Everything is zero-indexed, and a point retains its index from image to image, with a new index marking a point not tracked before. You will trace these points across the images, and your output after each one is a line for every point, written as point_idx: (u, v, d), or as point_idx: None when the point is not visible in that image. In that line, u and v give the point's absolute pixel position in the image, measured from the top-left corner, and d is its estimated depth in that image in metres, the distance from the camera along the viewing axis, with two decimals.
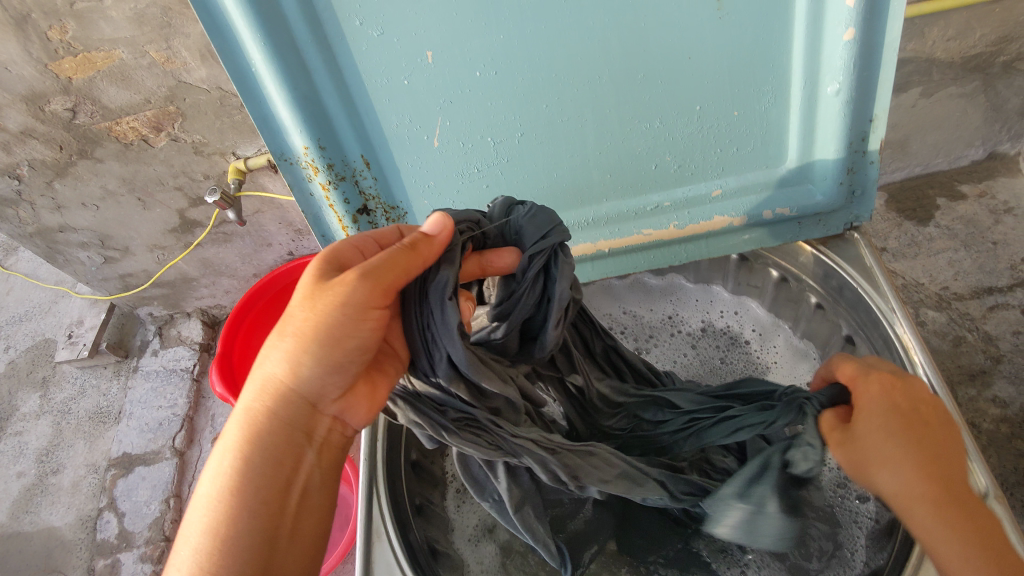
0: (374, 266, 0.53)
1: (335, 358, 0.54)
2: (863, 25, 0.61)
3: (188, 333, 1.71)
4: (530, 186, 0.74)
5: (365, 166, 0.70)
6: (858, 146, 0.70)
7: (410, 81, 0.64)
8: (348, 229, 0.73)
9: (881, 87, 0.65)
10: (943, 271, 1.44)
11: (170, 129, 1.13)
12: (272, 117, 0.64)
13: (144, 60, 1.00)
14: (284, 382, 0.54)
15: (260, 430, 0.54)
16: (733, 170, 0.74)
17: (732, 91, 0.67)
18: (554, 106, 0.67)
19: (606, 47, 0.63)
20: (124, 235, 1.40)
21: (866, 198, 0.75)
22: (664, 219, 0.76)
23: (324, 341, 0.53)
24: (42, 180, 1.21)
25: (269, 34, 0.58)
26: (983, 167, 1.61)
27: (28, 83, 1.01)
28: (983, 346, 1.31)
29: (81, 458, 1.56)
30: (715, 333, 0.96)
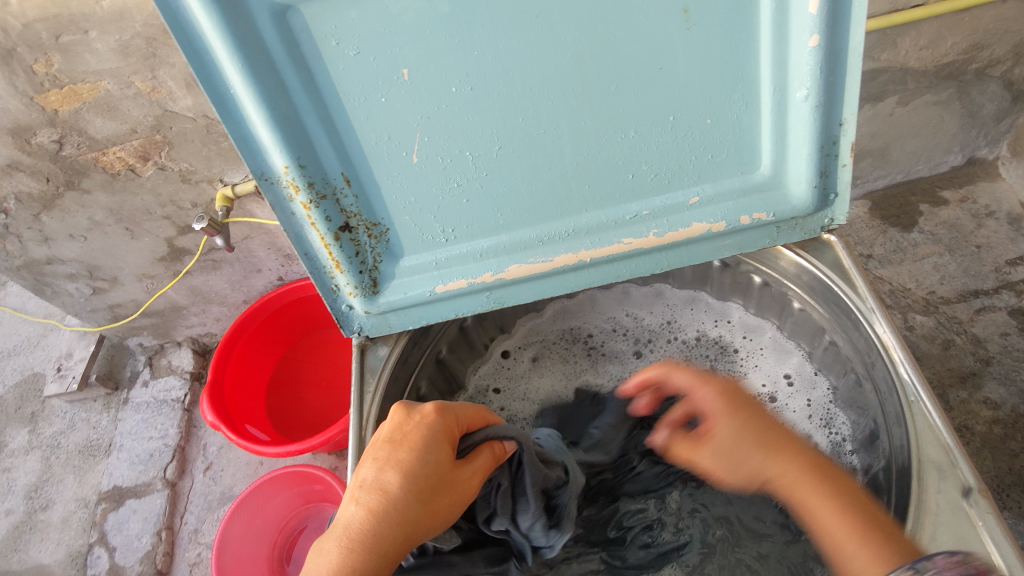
0: (483, 473, 0.70)
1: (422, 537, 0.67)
2: (826, 31, 0.62)
3: (179, 362, 1.70)
4: (510, 199, 0.74)
5: (346, 184, 0.71)
6: (829, 149, 0.72)
7: (387, 97, 0.65)
8: (330, 247, 0.74)
9: (847, 91, 0.67)
10: (928, 276, 1.46)
11: (156, 158, 1.15)
12: (252, 138, 0.65)
13: (130, 90, 1.02)
14: (408, 543, 0.63)
15: (372, 565, 0.61)
16: (708, 177, 0.75)
17: (703, 99, 0.69)
18: (530, 119, 0.68)
19: (578, 60, 0.64)
20: (112, 266, 1.40)
21: (840, 201, 0.76)
22: (643, 228, 0.77)
23: (397, 540, 0.63)
24: (29, 213, 1.21)
25: (245, 55, 0.59)
26: (963, 172, 1.63)
27: (14, 116, 1.02)
28: (972, 349, 1.32)
29: (71, 492, 1.54)
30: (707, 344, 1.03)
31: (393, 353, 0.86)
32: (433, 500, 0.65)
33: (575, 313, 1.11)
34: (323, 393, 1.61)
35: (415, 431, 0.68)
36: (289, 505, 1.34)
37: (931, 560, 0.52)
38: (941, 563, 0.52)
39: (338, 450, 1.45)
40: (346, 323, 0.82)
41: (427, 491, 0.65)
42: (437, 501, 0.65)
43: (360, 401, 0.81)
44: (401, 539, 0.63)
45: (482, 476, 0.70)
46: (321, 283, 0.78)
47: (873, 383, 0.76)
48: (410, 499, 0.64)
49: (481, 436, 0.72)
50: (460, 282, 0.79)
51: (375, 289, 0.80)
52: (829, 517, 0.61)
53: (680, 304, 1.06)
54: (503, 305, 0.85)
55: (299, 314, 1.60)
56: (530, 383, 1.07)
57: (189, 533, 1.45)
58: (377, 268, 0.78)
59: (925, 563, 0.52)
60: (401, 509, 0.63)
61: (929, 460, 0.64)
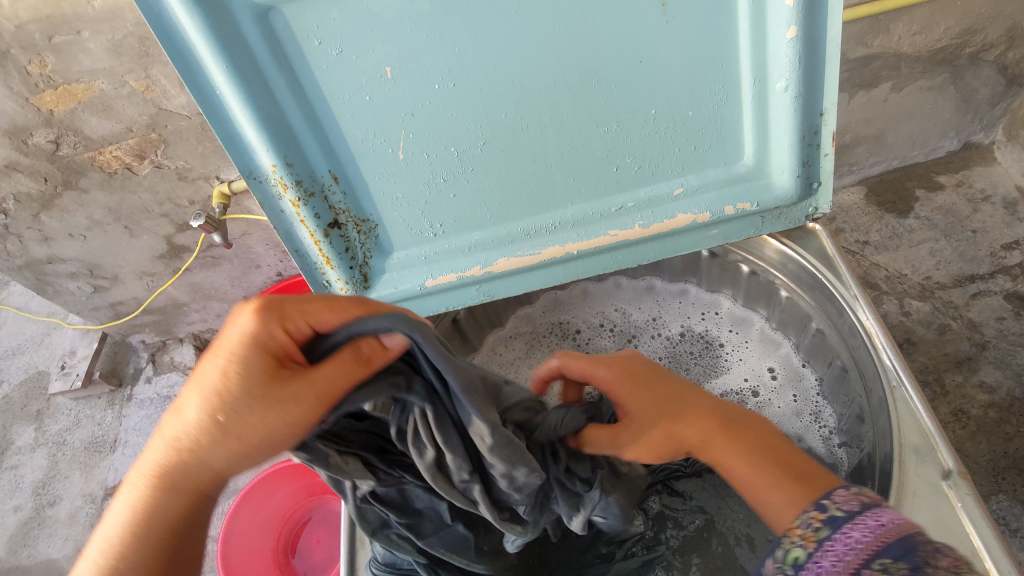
0: (327, 380, 0.49)
1: (268, 460, 0.51)
2: (805, 22, 0.63)
3: (181, 358, 1.72)
4: (496, 194, 0.75)
5: (334, 181, 0.72)
6: (811, 139, 0.72)
7: (371, 95, 0.66)
8: (320, 243, 0.75)
9: (827, 81, 0.68)
10: (924, 261, 1.46)
11: (152, 156, 1.16)
12: (238, 137, 0.66)
13: (124, 89, 1.02)
14: (212, 471, 0.50)
15: (161, 501, 0.50)
16: (692, 168, 0.76)
17: (685, 91, 0.69)
18: (513, 114, 0.69)
19: (559, 55, 0.65)
20: (113, 264, 1.41)
21: (823, 189, 0.77)
22: (629, 220, 0.78)
23: (199, 468, 0.50)
24: (28, 214, 1.23)
25: (228, 56, 0.60)
26: (958, 157, 1.64)
27: (10, 117, 1.03)
28: (968, 333, 1.33)
29: (78, 488, 1.56)
30: (693, 338, 1.03)
31: None
32: (238, 421, 0.48)
33: (564, 307, 1.11)
34: None
35: (225, 335, 0.50)
36: (291, 499, 1.36)
37: (830, 493, 0.47)
38: (839, 499, 0.46)
39: None
40: None
41: (230, 412, 0.48)
42: (243, 422, 0.48)
43: None
44: (199, 468, 0.50)
45: (333, 388, 0.49)
46: (312, 279, 0.79)
47: (857, 369, 0.77)
48: (201, 423, 0.49)
49: (339, 334, 0.51)
50: (450, 276, 0.80)
51: (366, 284, 0.81)
52: (736, 462, 0.60)
53: (671, 296, 1.07)
54: (493, 298, 0.86)
55: None
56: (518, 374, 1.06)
57: None
58: (368, 263, 0.80)
59: (826, 501, 0.47)
60: (190, 434, 0.49)
61: (910, 443, 0.65)
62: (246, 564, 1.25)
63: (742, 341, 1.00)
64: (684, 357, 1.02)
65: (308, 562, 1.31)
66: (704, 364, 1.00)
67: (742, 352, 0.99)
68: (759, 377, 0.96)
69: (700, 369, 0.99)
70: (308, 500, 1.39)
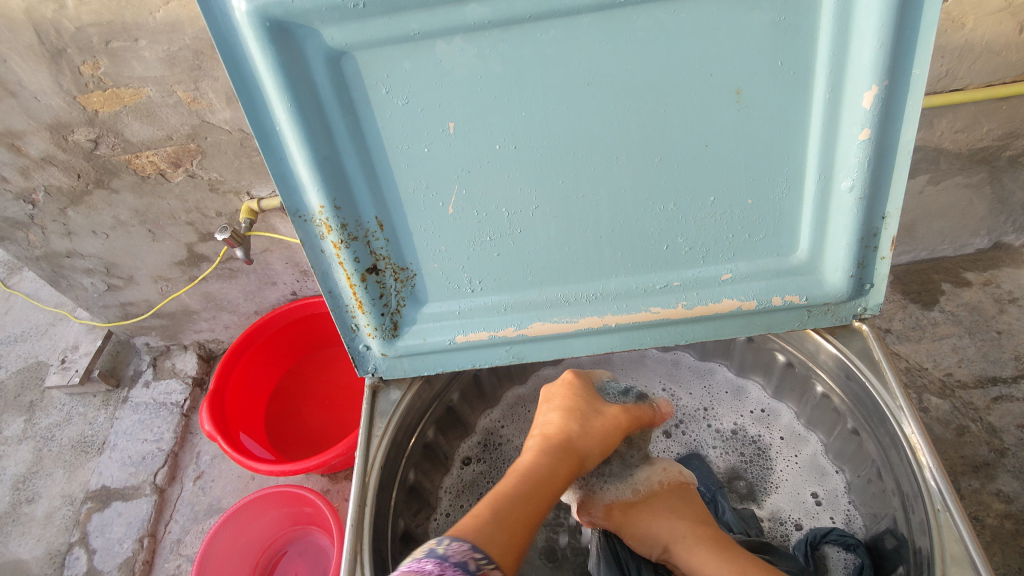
0: None
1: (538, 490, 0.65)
2: (878, 126, 0.62)
3: (183, 366, 1.69)
4: (541, 258, 0.73)
5: (378, 228, 0.70)
6: (869, 241, 0.70)
7: (430, 148, 0.65)
8: (355, 287, 0.73)
9: (892, 185, 0.66)
10: (946, 356, 1.37)
11: (188, 165, 1.16)
12: (291, 175, 0.65)
13: (171, 99, 1.04)
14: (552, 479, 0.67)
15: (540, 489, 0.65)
16: (743, 255, 0.74)
17: (745, 179, 0.68)
18: (571, 182, 0.68)
19: (626, 130, 0.64)
20: (130, 265, 1.41)
21: (875, 291, 0.75)
22: (673, 298, 0.76)
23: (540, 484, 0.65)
24: (55, 207, 1.23)
25: (294, 95, 0.60)
26: (987, 256, 1.55)
27: (55, 112, 1.05)
28: (987, 438, 1.22)
29: (59, 488, 1.52)
30: (742, 441, 1.00)
31: (405, 398, 0.84)
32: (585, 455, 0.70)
33: (609, 368, 1.12)
34: (324, 412, 1.59)
35: None
36: (274, 525, 1.36)
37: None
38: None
39: (333, 474, 1.46)
40: (361, 363, 0.81)
41: None
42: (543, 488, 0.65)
43: (367, 443, 0.79)
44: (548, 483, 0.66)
45: None
46: (341, 320, 0.77)
47: (894, 481, 0.74)
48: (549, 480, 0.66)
49: None
50: (481, 334, 0.78)
51: (394, 332, 0.78)
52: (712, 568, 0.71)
53: (724, 389, 1.04)
54: (522, 361, 0.83)
55: (307, 331, 1.61)
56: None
57: (172, 543, 1.41)
58: (400, 311, 0.77)
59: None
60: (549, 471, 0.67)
61: (951, 557, 0.62)
62: None
63: (791, 452, 0.96)
64: (734, 460, 0.99)
65: None
66: (753, 474, 0.97)
67: (788, 460, 0.96)
68: (799, 503, 0.92)
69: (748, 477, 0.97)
70: (291, 529, 1.38)
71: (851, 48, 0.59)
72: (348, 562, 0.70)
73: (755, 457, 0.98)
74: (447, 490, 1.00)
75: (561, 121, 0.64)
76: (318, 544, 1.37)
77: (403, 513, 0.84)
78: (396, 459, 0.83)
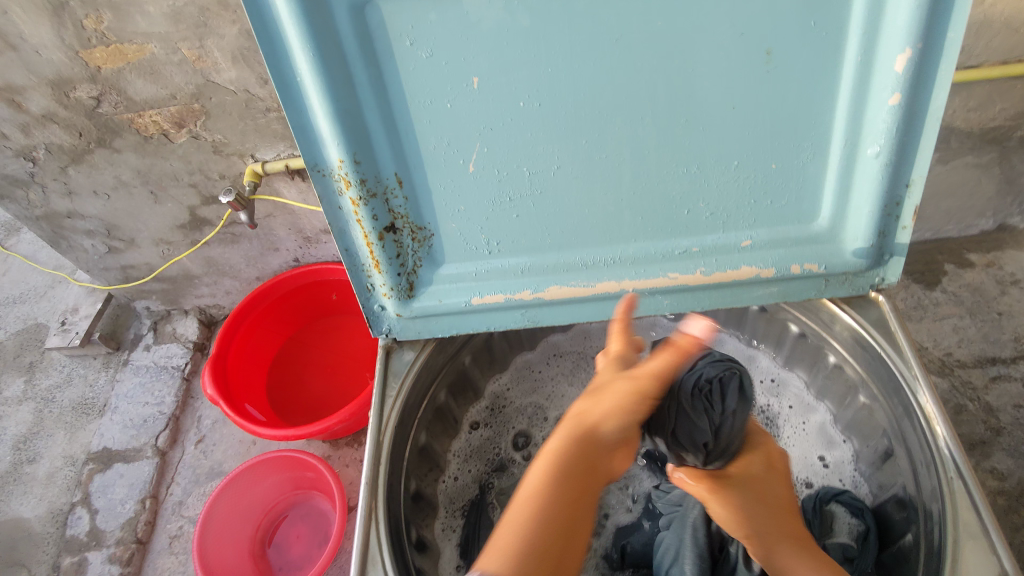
0: None
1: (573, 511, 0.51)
2: (909, 91, 0.61)
3: (183, 330, 1.68)
4: (560, 220, 0.73)
5: (398, 185, 0.69)
6: (891, 210, 0.70)
7: (453, 103, 0.64)
8: (372, 245, 0.72)
9: (920, 153, 0.66)
10: (946, 336, 1.36)
11: (192, 126, 1.14)
12: (310, 128, 0.64)
13: (175, 56, 1.02)
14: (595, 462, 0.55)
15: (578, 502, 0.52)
16: (764, 222, 0.73)
17: (770, 144, 0.67)
18: (594, 142, 0.67)
19: (653, 90, 0.63)
20: (132, 227, 1.39)
21: (894, 261, 0.74)
22: (691, 264, 0.75)
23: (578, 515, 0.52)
24: (56, 165, 1.21)
25: (317, 45, 0.58)
26: (991, 237, 1.49)
27: (57, 68, 1.03)
28: (984, 417, 1.23)
29: (60, 449, 1.52)
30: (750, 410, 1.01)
31: (418, 359, 0.84)
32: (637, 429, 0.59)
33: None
34: (325, 378, 1.60)
35: None
36: (276, 489, 1.37)
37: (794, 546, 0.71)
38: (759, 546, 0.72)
39: (335, 440, 1.46)
40: (375, 323, 0.81)
41: None
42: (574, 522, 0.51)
43: (381, 403, 0.80)
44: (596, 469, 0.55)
45: None
46: (357, 280, 0.76)
47: (905, 450, 0.75)
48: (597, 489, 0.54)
49: None
50: (497, 296, 0.77)
51: (410, 293, 0.78)
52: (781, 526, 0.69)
53: (735, 358, 1.04)
54: (537, 325, 0.83)
55: (311, 297, 1.60)
56: (557, 396, 1.09)
57: (173, 505, 1.41)
58: (416, 272, 0.76)
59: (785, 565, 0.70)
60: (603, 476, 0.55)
61: (966, 527, 0.63)
62: (222, 550, 1.25)
63: (800, 420, 0.96)
64: None
65: (286, 557, 1.33)
66: None
67: (796, 428, 0.96)
68: (808, 466, 0.93)
69: None
70: (292, 493, 1.39)
71: (886, 9, 0.58)
72: (363, 521, 0.71)
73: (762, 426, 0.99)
74: (455, 454, 1.01)
75: (588, 78, 0.62)
76: (320, 508, 1.39)
77: (414, 474, 0.85)
78: (408, 418, 0.83)
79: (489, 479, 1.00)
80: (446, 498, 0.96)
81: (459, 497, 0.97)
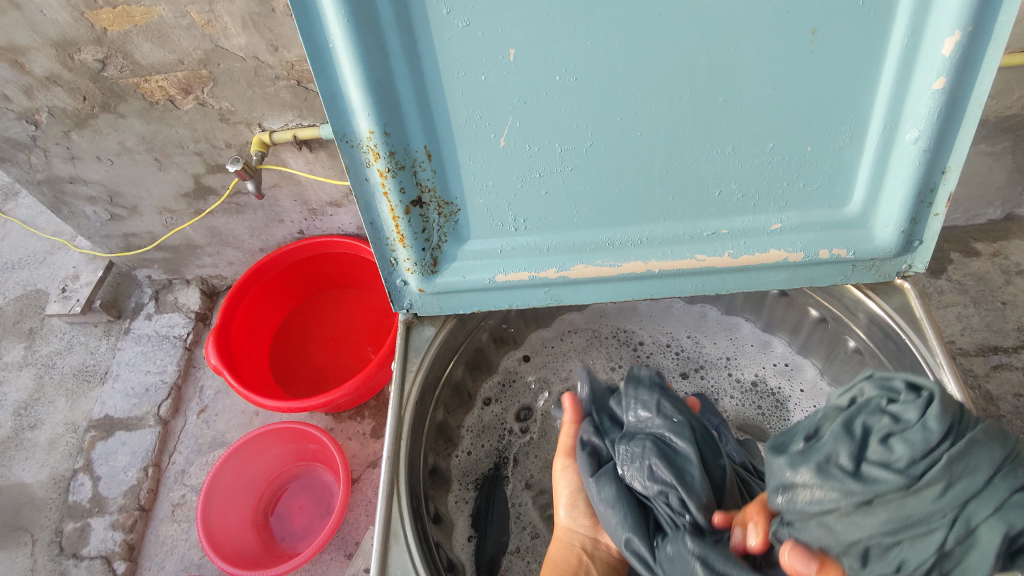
0: None
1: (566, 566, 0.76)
2: (954, 75, 0.60)
3: (185, 300, 1.67)
4: (589, 198, 0.72)
5: (426, 158, 0.68)
6: (925, 197, 0.69)
7: (487, 76, 0.62)
8: (398, 219, 0.71)
9: (959, 139, 0.65)
10: (948, 325, 1.33)
11: (199, 92, 1.12)
12: (340, 97, 0.62)
13: (184, 20, 1.00)
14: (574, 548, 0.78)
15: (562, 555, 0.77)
16: (795, 205, 0.73)
17: (807, 126, 0.66)
18: (629, 120, 0.66)
19: (692, 68, 0.62)
20: (135, 195, 1.37)
21: (923, 248, 0.74)
22: (719, 247, 0.75)
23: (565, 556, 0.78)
24: (59, 129, 1.18)
25: (352, 11, 0.56)
26: (998, 227, 1.47)
27: (62, 28, 1.00)
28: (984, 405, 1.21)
29: (61, 416, 1.52)
30: (762, 393, 1.01)
31: (438, 335, 0.84)
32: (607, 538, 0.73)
33: (636, 317, 1.12)
34: (328, 353, 1.58)
35: None
36: (279, 460, 1.37)
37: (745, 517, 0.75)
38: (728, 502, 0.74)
39: (338, 414, 1.45)
40: (396, 298, 0.80)
41: None
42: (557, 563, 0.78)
43: (401, 377, 0.80)
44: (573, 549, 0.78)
45: None
46: (379, 253, 0.75)
47: None
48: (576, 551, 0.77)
49: None
50: (522, 274, 0.77)
51: (433, 268, 0.77)
52: None
53: (750, 342, 1.05)
54: (559, 303, 0.82)
55: (315, 269, 1.59)
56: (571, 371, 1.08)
57: (176, 474, 1.42)
58: (440, 247, 0.75)
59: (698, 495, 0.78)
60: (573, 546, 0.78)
61: None
62: (225, 520, 1.26)
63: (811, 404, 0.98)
64: (749, 411, 1.00)
65: (288, 528, 1.33)
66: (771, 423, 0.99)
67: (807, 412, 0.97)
68: None
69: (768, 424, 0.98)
70: (294, 465, 1.40)
71: None
72: (384, 494, 0.70)
73: (773, 410, 0.99)
74: (468, 429, 1.01)
75: (627, 52, 0.61)
76: (322, 480, 1.39)
77: (431, 450, 0.85)
78: (427, 393, 0.83)
79: (504, 455, 1.00)
80: (459, 472, 0.97)
81: (473, 472, 0.97)
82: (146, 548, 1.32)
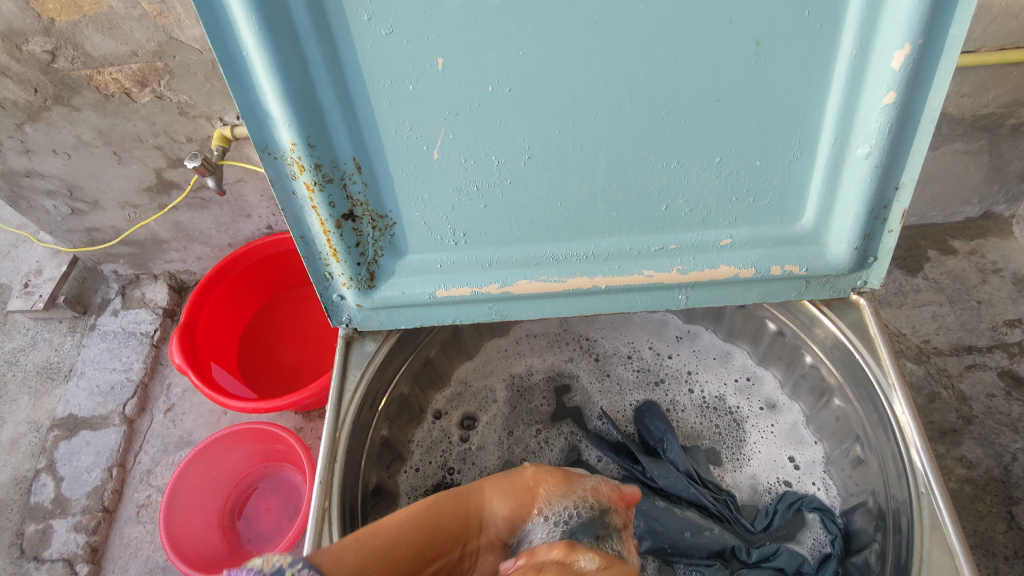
0: None
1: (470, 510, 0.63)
2: (905, 90, 0.57)
3: (153, 296, 1.62)
4: (531, 212, 0.69)
5: (356, 171, 0.64)
6: (879, 212, 0.67)
7: (416, 86, 0.59)
8: (329, 234, 0.68)
9: (912, 154, 0.62)
10: (925, 324, 1.28)
11: (155, 85, 1.07)
12: (260, 107, 0.59)
13: (135, 10, 0.95)
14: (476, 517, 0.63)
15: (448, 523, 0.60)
16: (745, 220, 0.70)
17: (757, 139, 0.63)
18: (568, 133, 0.62)
19: (633, 78, 0.59)
20: (95, 189, 1.32)
21: (877, 264, 0.71)
22: (668, 262, 0.72)
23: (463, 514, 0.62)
24: (11, 122, 1.13)
25: (264, 16, 0.52)
26: (975, 224, 1.43)
27: (6, 18, 0.95)
28: (957, 405, 1.16)
29: (24, 414, 1.47)
30: (715, 407, 1.01)
31: (380, 350, 0.80)
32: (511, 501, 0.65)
33: (598, 326, 1.11)
34: (297, 350, 1.55)
35: None
36: (245, 460, 1.34)
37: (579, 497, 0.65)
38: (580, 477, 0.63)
39: (306, 412, 1.42)
40: (335, 313, 0.77)
41: None
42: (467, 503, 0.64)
43: (338, 398, 0.76)
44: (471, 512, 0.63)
45: None
46: (313, 268, 0.72)
47: (879, 458, 0.75)
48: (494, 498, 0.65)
49: None
50: (463, 289, 0.73)
51: (371, 283, 0.73)
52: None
53: (711, 355, 1.05)
54: (505, 319, 0.79)
55: (283, 266, 1.55)
56: (530, 382, 1.07)
57: (141, 474, 1.38)
58: (377, 261, 0.72)
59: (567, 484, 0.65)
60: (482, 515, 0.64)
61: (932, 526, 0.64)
62: (188, 521, 1.22)
63: (769, 422, 0.97)
64: (706, 429, 1.00)
65: (255, 530, 1.29)
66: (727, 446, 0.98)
67: (765, 429, 0.97)
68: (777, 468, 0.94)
69: (726, 447, 0.97)
70: (262, 465, 1.37)
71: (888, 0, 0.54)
72: (316, 520, 0.67)
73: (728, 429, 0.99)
74: (418, 444, 0.98)
75: (561, 61, 0.57)
76: (289, 481, 1.36)
77: (374, 467, 0.83)
78: (366, 411, 0.80)
79: (453, 470, 0.96)
80: (408, 488, 0.94)
81: (422, 487, 0.94)
82: (110, 550, 1.29)
